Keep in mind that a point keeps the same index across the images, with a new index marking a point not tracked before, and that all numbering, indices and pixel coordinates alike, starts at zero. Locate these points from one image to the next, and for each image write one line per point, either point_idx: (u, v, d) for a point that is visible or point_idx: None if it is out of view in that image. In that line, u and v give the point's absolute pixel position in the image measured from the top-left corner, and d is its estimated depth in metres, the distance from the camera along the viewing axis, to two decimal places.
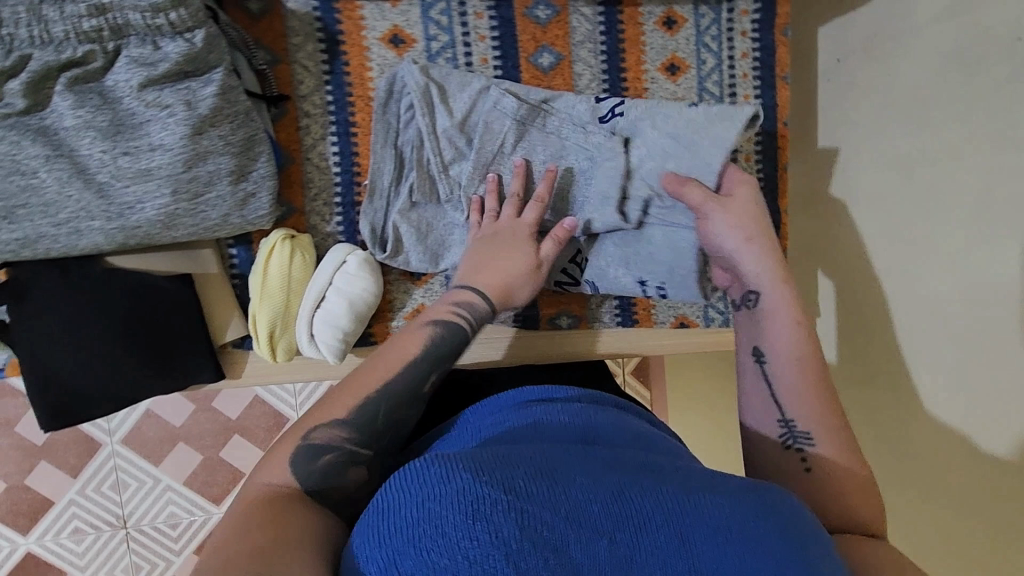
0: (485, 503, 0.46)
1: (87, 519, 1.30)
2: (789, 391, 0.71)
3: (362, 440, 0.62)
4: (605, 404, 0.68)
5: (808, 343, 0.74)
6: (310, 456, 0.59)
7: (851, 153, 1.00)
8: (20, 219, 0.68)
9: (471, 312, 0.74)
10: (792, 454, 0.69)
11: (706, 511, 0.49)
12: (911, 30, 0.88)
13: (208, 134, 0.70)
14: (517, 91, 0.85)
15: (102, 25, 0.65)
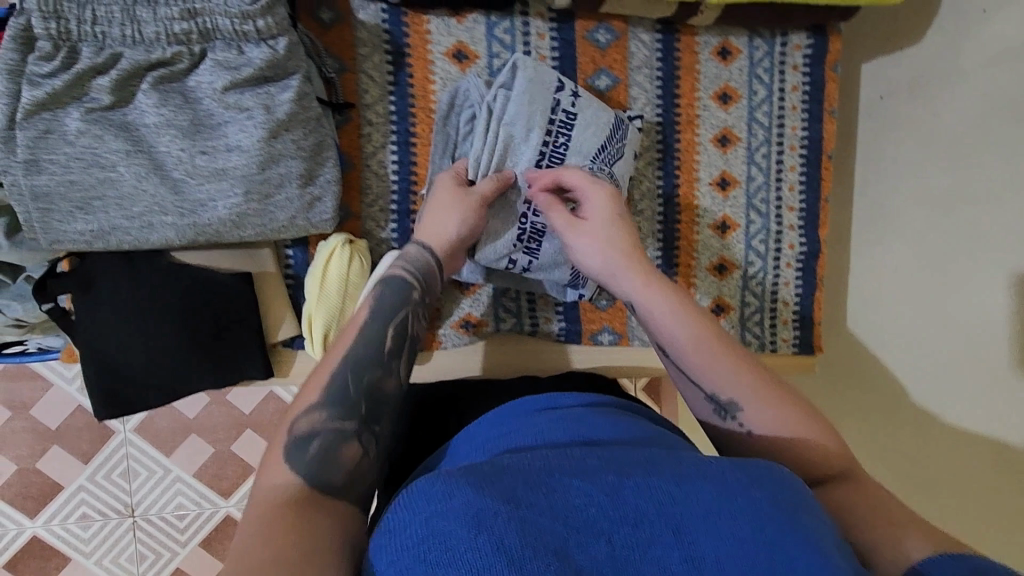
0: (487, 514, 0.45)
1: (95, 506, 1.28)
2: (699, 372, 0.71)
3: (344, 414, 0.63)
4: (609, 407, 0.70)
5: (693, 324, 0.73)
6: (299, 448, 0.59)
7: (891, 188, 1.01)
8: (95, 210, 0.70)
9: (408, 267, 0.78)
10: (732, 424, 0.68)
11: (703, 499, 0.47)
12: (960, 73, 0.89)
13: (282, 138, 0.71)
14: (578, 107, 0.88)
15: (192, 28, 0.67)
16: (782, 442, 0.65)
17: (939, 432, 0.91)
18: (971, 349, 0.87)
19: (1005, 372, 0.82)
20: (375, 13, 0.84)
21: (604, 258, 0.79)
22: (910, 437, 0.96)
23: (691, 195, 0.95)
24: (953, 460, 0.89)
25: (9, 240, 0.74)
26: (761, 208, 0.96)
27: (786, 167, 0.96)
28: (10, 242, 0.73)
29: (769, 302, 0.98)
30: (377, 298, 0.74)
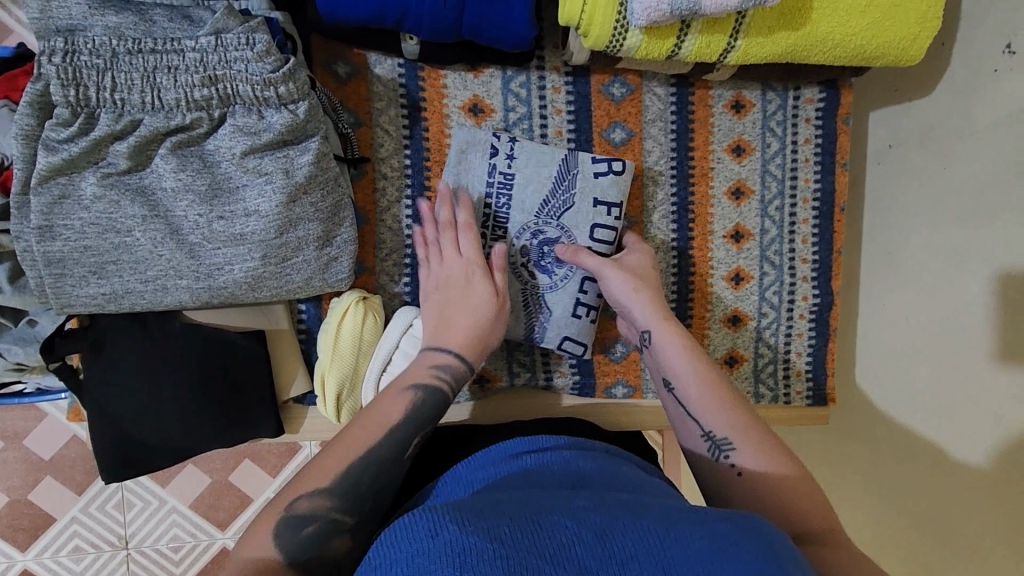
0: (471, 554, 0.46)
1: (88, 538, 1.25)
2: (703, 409, 0.70)
3: (346, 507, 0.60)
4: (596, 450, 0.72)
5: (701, 357, 0.74)
6: (294, 527, 0.58)
7: (901, 239, 1.01)
8: (109, 275, 0.69)
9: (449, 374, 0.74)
10: (724, 463, 0.67)
11: (692, 546, 0.48)
12: (969, 131, 0.90)
13: (300, 201, 0.71)
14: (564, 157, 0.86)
15: (213, 94, 0.66)
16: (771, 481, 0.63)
17: (949, 485, 0.90)
18: (981, 406, 0.86)
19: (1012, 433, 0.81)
20: (391, 68, 0.83)
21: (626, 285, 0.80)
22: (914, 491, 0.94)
23: (704, 247, 0.95)
24: (954, 518, 0.88)
25: (12, 285, 0.72)
26: (774, 260, 0.97)
27: (798, 220, 0.96)
28: (13, 288, 0.71)
29: (782, 352, 0.99)
30: (418, 394, 0.70)
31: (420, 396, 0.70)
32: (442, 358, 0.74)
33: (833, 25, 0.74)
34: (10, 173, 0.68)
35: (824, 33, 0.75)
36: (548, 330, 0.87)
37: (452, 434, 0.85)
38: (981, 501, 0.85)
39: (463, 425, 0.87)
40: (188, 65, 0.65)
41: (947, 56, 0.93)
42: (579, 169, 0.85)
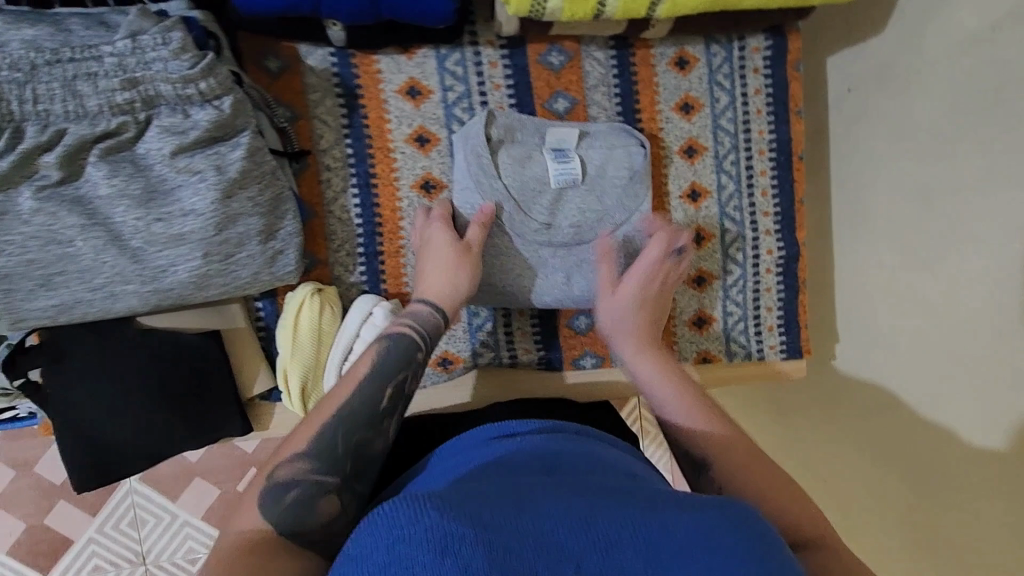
0: (455, 539, 0.46)
1: (107, 557, 1.25)
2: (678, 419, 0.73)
3: (326, 469, 0.62)
4: (566, 432, 0.70)
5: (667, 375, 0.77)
6: (276, 497, 0.59)
7: (863, 182, 0.98)
8: (57, 286, 0.69)
9: (420, 322, 0.76)
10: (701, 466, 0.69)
11: (671, 528, 0.49)
12: (920, 64, 0.88)
13: (237, 197, 0.71)
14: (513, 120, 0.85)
15: (134, 96, 0.67)
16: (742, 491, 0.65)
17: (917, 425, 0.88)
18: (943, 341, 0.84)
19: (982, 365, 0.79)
20: (323, 58, 0.83)
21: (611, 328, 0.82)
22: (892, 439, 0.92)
23: (662, 210, 0.94)
24: (936, 462, 0.85)
25: None
26: (734, 216, 0.95)
27: (756, 173, 0.95)
28: None
29: (751, 309, 0.97)
30: (388, 346, 0.72)
31: (387, 345, 0.72)
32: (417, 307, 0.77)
33: None
34: None
35: None
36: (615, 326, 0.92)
37: (428, 422, 0.82)
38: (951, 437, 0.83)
39: (431, 416, 0.85)
40: (107, 70, 0.66)
41: None
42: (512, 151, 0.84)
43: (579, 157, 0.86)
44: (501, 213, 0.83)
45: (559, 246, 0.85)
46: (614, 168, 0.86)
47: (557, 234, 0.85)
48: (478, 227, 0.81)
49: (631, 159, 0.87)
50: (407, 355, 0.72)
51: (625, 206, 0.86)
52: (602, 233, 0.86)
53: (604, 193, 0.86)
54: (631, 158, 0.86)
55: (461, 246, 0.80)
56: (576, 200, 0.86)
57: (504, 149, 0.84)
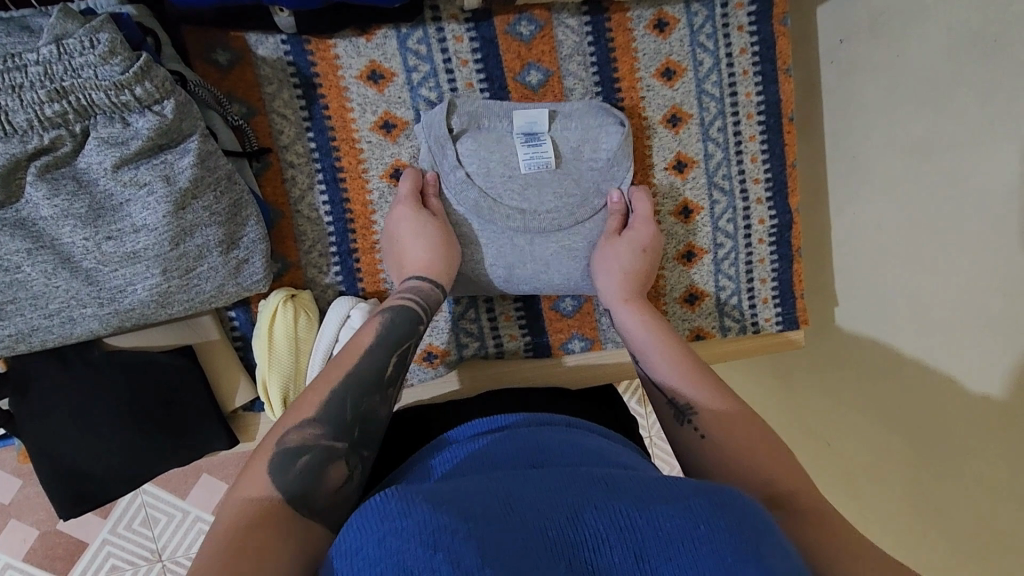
0: (445, 533, 0.41)
1: (123, 556, 1.20)
2: (668, 379, 0.67)
3: (339, 433, 0.57)
4: (555, 424, 0.62)
5: (662, 332, 0.72)
6: (286, 460, 0.54)
7: (857, 139, 0.93)
8: (10, 314, 0.66)
9: (417, 293, 0.72)
10: (688, 429, 0.62)
11: (664, 525, 0.43)
12: (915, 11, 0.81)
13: (191, 207, 0.67)
14: (485, 107, 0.81)
15: (66, 108, 0.62)
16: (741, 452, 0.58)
17: (909, 393, 0.86)
18: (943, 307, 0.80)
19: (984, 331, 0.75)
20: (274, 46, 0.77)
21: (602, 276, 0.79)
22: (887, 404, 0.89)
23: (646, 183, 0.89)
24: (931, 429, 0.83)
25: None
26: (723, 185, 0.91)
27: (744, 137, 0.90)
28: None
29: (744, 281, 0.94)
30: (392, 318, 0.69)
31: (390, 316, 0.69)
32: (408, 281, 0.74)
33: None
34: None
35: None
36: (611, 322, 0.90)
37: (417, 415, 0.77)
38: (948, 403, 0.80)
39: (415, 407, 0.80)
40: (32, 81, 0.60)
41: None
42: (480, 140, 0.80)
43: (553, 140, 0.82)
44: (464, 202, 0.80)
45: (535, 232, 0.80)
46: (592, 149, 0.83)
47: (534, 220, 0.80)
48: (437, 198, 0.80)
49: (607, 139, 0.82)
50: (410, 327, 0.69)
51: (605, 179, 0.83)
52: (581, 218, 0.81)
53: (583, 176, 0.82)
54: (606, 138, 0.82)
55: (416, 210, 0.78)
56: (551, 185, 0.81)
57: (468, 135, 0.81)
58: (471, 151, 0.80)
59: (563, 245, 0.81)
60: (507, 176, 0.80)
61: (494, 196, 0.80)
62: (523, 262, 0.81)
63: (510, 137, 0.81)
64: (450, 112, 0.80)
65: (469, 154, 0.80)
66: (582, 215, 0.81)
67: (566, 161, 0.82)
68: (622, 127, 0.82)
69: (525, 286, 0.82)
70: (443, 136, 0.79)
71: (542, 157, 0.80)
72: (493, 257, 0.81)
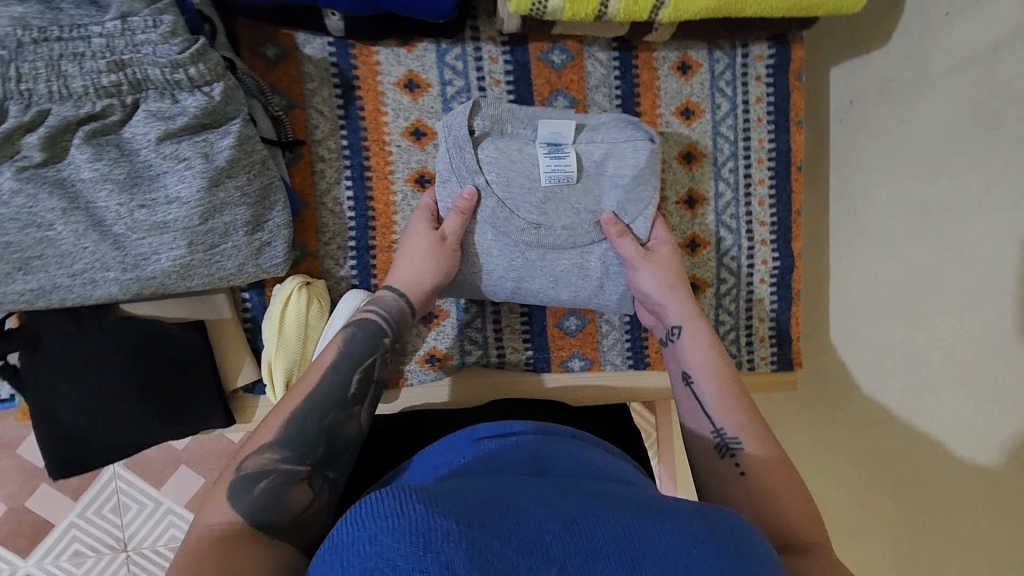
0: (437, 535, 0.42)
1: (87, 543, 1.18)
2: (722, 408, 0.69)
3: (298, 458, 0.59)
4: (560, 435, 0.64)
5: (724, 364, 0.74)
6: (247, 485, 0.56)
7: (861, 194, 0.97)
8: (35, 270, 0.68)
9: (384, 307, 0.75)
10: (728, 461, 0.65)
11: (658, 541, 0.43)
12: (922, 80, 0.86)
13: (224, 186, 0.70)
14: (511, 114, 0.82)
15: (121, 79, 0.66)
16: (769, 493, 0.61)
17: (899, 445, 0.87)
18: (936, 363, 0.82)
19: (972, 389, 0.77)
20: (321, 47, 0.82)
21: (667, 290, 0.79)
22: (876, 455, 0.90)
23: (657, 214, 0.92)
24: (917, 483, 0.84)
25: None
26: (730, 224, 0.94)
27: (754, 181, 0.94)
28: None
29: (743, 318, 0.96)
30: (353, 333, 0.71)
31: (352, 332, 0.71)
32: (382, 294, 0.77)
33: None
34: None
35: None
36: (613, 345, 0.93)
37: (415, 416, 0.79)
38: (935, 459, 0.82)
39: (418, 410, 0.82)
40: (95, 51, 0.64)
41: (895, 6, 0.89)
42: (501, 148, 0.82)
43: (575, 154, 0.82)
44: (482, 211, 0.81)
45: (547, 246, 0.82)
46: (617, 166, 0.83)
47: (548, 235, 0.82)
48: (458, 217, 0.79)
49: (637, 155, 0.82)
50: (372, 339, 0.72)
51: (627, 208, 0.82)
52: (592, 237, 0.82)
53: (602, 193, 0.83)
54: (637, 154, 0.82)
55: (437, 234, 0.79)
56: (569, 201, 0.82)
57: (488, 142, 0.82)
58: (491, 158, 0.81)
59: (576, 261, 0.83)
60: (527, 187, 0.82)
61: (510, 205, 0.81)
62: (538, 274, 0.82)
63: (533, 147, 0.82)
64: (475, 116, 0.81)
65: (489, 161, 0.81)
66: (597, 236, 0.82)
67: (588, 175, 0.83)
68: (652, 143, 0.82)
69: (529, 297, 0.84)
70: (462, 140, 0.80)
71: (563, 169, 0.81)
72: (504, 269, 0.82)
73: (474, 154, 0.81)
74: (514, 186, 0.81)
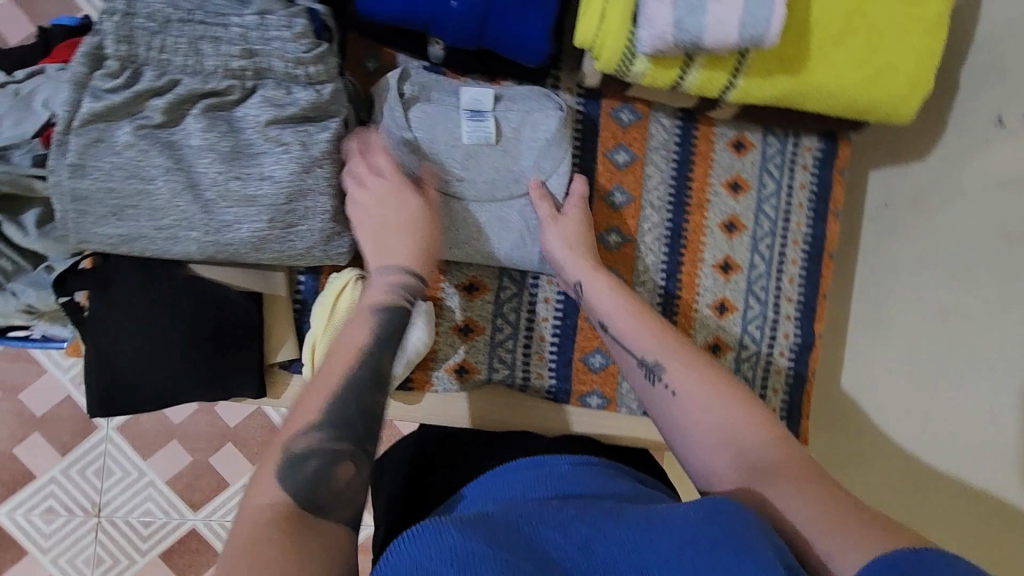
0: (473, 557, 0.47)
1: (63, 501, 1.20)
2: (639, 342, 0.76)
3: (339, 437, 0.63)
4: (595, 465, 0.66)
5: (629, 299, 0.80)
6: (295, 465, 0.60)
7: (886, 292, 1.01)
8: (127, 217, 0.74)
9: (403, 287, 0.75)
10: (660, 388, 0.72)
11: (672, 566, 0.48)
12: (957, 194, 0.92)
13: (313, 173, 0.76)
14: (430, 84, 0.86)
15: (248, 66, 0.74)
16: (697, 402, 0.69)
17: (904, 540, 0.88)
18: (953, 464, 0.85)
19: None
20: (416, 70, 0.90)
21: (569, 244, 0.84)
22: None
23: (692, 272, 0.98)
24: None
25: (37, 229, 0.87)
26: (759, 295, 0.99)
27: (787, 260, 0.99)
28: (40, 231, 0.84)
29: (759, 386, 1.00)
30: (383, 320, 0.72)
31: (385, 318, 0.72)
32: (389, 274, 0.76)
33: (827, 76, 0.78)
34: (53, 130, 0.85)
35: (819, 81, 0.78)
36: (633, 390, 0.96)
37: (466, 435, 0.84)
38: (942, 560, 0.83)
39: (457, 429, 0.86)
40: (231, 38, 0.73)
41: (938, 125, 0.96)
42: (424, 109, 0.84)
43: (495, 120, 0.85)
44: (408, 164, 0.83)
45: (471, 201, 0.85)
46: (531, 130, 0.86)
47: (470, 188, 0.85)
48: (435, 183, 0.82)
49: (547, 123, 0.86)
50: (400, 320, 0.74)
51: (542, 167, 0.87)
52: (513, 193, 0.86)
53: (519, 155, 0.86)
54: (546, 121, 0.86)
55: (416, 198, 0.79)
56: (490, 158, 0.85)
57: (417, 106, 0.84)
58: (417, 118, 0.83)
59: (502, 219, 0.86)
60: (449, 146, 0.84)
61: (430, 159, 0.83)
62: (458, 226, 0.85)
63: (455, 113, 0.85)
64: (399, 81, 0.84)
65: (414, 119, 0.83)
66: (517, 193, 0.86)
67: (505, 137, 0.86)
68: (560, 112, 0.87)
69: (457, 251, 0.86)
70: (390, 102, 0.83)
71: (484, 131, 0.84)
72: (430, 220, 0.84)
73: (402, 114, 0.83)
74: (437, 145, 0.84)
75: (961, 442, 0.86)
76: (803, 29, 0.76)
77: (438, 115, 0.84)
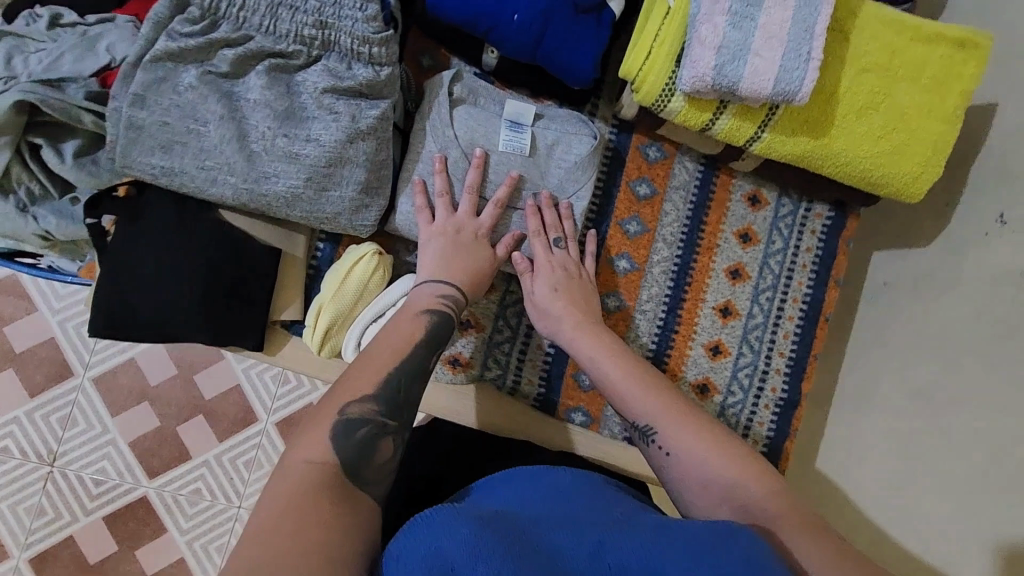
0: (486, 550, 0.51)
1: (20, 443, 1.19)
2: (628, 406, 0.78)
3: (389, 412, 0.67)
4: (592, 481, 0.68)
5: (620, 358, 0.82)
6: (347, 430, 0.63)
7: (875, 367, 1.04)
8: (174, 153, 0.77)
9: (453, 303, 0.82)
10: (653, 447, 0.75)
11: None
12: (954, 282, 0.95)
13: (356, 145, 0.80)
14: (485, 90, 0.91)
15: (318, 36, 0.79)
16: (689, 462, 0.72)
17: None
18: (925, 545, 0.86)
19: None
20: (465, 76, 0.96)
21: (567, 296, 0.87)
22: None
23: (693, 310, 1.01)
24: None
25: (73, 159, 0.89)
26: (754, 344, 1.02)
27: (785, 316, 1.03)
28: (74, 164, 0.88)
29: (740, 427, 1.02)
30: (433, 324, 0.78)
31: (433, 321, 0.78)
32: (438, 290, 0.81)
33: (847, 145, 0.84)
34: (111, 74, 0.88)
35: (838, 148, 0.84)
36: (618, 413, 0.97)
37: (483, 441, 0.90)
38: None
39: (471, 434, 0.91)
40: (307, 8, 0.78)
41: (945, 214, 1.01)
42: (470, 108, 0.89)
43: (533, 133, 0.90)
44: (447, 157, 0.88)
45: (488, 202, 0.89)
46: (564, 150, 0.90)
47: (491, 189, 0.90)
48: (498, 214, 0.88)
49: (580, 146, 0.91)
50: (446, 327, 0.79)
51: (565, 187, 0.90)
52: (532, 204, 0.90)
53: (548, 171, 0.91)
54: (580, 144, 0.90)
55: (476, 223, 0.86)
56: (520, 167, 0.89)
57: (463, 105, 0.89)
58: (463, 116, 0.88)
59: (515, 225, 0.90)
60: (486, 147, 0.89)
61: (463, 154, 0.88)
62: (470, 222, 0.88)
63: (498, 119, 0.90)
64: (457, 79, 0.90)
65: (459, 116, 0.88)
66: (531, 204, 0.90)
67: (540, 152, 0.90)
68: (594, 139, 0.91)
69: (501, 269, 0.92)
70: (441, 97, 0.88)
71: (520, 142, 0.89)
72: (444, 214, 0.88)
73: (449, 111, 0.88)
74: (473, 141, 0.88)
75: (934, 525, 0.87)
76: (832, 99, 0.83)
77: (482, 116, 0.89)
